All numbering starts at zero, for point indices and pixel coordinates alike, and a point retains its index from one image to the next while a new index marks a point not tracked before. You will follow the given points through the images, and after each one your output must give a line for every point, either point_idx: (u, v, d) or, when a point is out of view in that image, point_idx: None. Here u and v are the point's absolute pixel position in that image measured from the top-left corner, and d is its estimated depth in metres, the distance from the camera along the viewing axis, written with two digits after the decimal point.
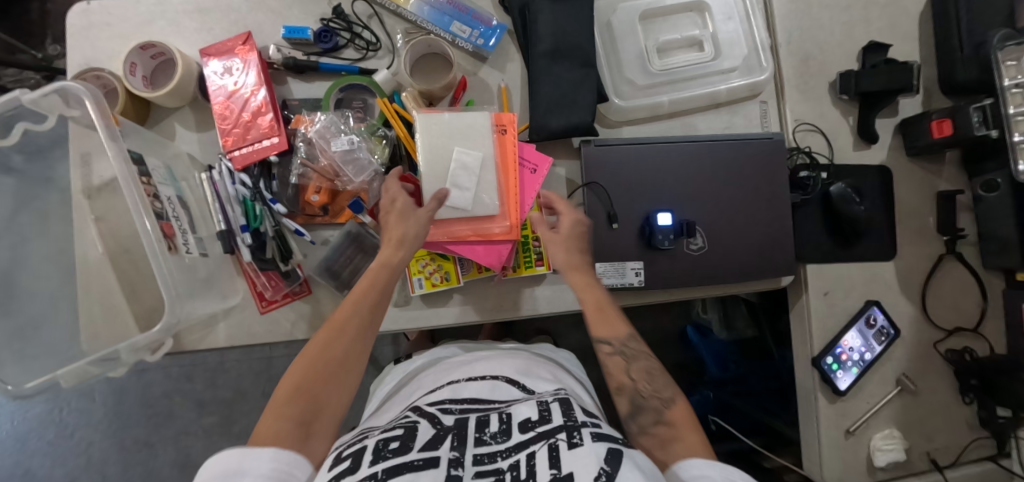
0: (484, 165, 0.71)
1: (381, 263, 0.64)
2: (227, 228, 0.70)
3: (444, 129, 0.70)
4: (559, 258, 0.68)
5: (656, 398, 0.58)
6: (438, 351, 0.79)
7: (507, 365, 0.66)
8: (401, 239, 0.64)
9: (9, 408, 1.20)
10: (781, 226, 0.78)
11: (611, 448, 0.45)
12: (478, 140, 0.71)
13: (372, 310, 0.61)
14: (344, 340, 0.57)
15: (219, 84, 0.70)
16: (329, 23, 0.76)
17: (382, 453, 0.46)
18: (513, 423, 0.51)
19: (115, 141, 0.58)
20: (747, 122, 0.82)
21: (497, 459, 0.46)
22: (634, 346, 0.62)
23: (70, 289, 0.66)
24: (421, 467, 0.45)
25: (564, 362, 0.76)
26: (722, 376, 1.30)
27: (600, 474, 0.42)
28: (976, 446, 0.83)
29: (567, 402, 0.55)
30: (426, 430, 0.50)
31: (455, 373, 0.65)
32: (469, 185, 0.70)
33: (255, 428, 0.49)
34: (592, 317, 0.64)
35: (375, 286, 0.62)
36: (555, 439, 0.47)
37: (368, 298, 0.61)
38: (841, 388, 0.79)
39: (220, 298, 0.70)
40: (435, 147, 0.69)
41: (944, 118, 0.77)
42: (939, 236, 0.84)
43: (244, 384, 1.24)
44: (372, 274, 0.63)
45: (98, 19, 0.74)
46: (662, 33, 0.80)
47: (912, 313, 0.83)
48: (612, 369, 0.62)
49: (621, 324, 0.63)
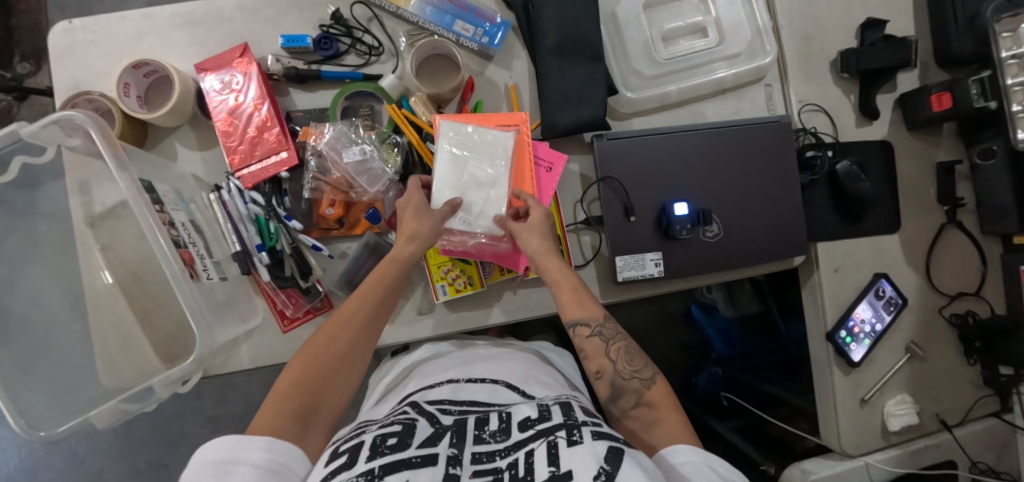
0: (494, 182, 0.69)
1: (390, 259, 0.65)
2: (242, 249, 0.68)
3: (462, 139, 0.69)
4: (539, 245, 0.66)
5: (637, 378, 0.61)
6: (437, 342, 0.75)
7: (512, 369, 0.65)
8: (413, 234, 0.64)
9: (13, 441, 1.17)
10: (792, 207, 0.79)
11: (612, 446, 0.43)
12: (495, 154, 0.69)
13: (378, 306, 0.62)
14: (347, 336, 0.59)
15: (220, 99, 0.68)
16: (328, 29, 0.74)
17: (380, 449, 0.44)
18: (513, 422, 0.49)
19: (124, 170, 0.56)
20: (753, 106, 0.83)
21: (495, 458, 0.45)
22: (611, 327, 0.64)
23: (81, 323, 0.63)
24: (419, 464, 0.42)
25: (553, 356, 0.77)
26: (729, 353, 1.30)
27: (600, 473, 0.40)
28: (981, 404, 0.87)
29: (568, 404, 0.53)
30: (423, 429, 0.48)
31: (451, 370, 0.64)
32: (476, 199, 0.69)
33: (256, 417, 0.50)
34: (564, 295, 0.65)
35: (381, 282, 0.63)
36: (554, 436, 0.45)
37: (373, 294, 0.62)
38: (856, 360, 0.81)
39: (241, 320, 0.68)
40: (451, 153, 0.69)
41: (943, 91, 0.79)
42: (940, 206, 0.87)
43: (255, 398, 1.22)
44: (381, 269, 0.64)
45: (82, 38, 0.70)
46: (666, 22, 0.80)
47: (918, 283, 0.86)
48: (588, 352, 0.64)
49: (594, 308, 0.65)
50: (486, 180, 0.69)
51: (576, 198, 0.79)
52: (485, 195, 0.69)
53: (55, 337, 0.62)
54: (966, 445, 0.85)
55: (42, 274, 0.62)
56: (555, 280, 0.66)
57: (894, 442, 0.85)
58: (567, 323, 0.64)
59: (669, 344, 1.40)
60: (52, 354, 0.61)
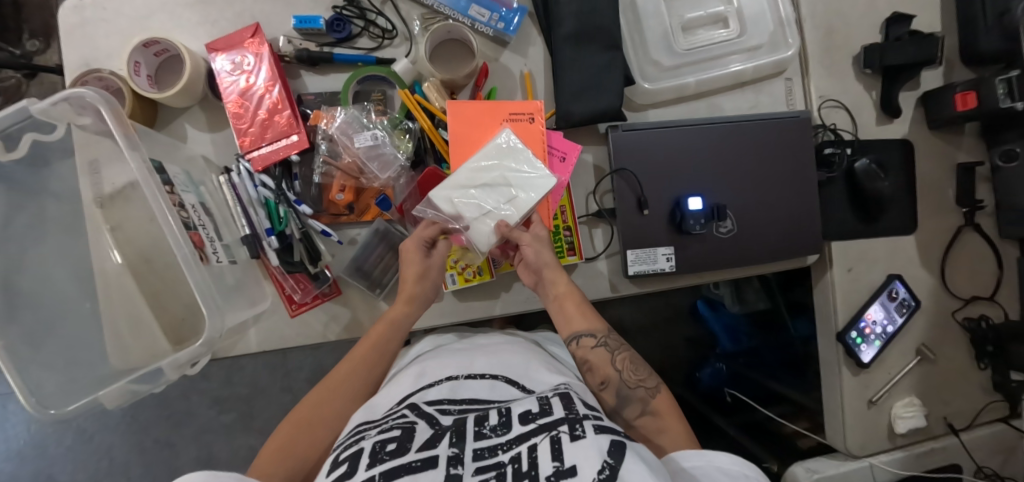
0: (509, 203, 0.66)
1: (387, 323, 0.65)
2: (251, 232, 0.67)
3: (509, 148, 0.67)
4: (548, 257, 0.67)
5: (642, 387, 0.61)
6: (441, 332, 0.75)
7: (510, 362, 0.64)
8: (412, 298, 0.66)
9: (21, 417, 1.18)
10: (807, 205, 0.78)
11: (614, 440, 0.43)
12: (527, 183, 0.66)
13: (374, 364, 0.63)
14: (339, 401, 0.59)
15: (231, 80, 0.67)
16: (341, 10, 0.72)
17: (379, 456, 0.44)
18: (513, 415, 0.50)
19: (135, 149, 0.55)
20: (772, 100, 0.82)
21: (498, 452, 0.45)
22: (614, 339, 0.65)
23: (91, 303, 0.63)
24: (420, 469, 0.42)
25: (550, 346, 0.77)
26: (734, 349, 1.32)
27: (604, 467, 0.39)
28: (990, 409, 0.86)
29: (568, 396, 0.53)
30: (423, 430, 0.48)
31: (450, 365, 0.62)
32: (479, 208, 0.65)
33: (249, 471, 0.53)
34: (569, 308, 0.66)
35: (378, 342, 0.64)
36: (557, 431, 0.45)
37: (371, 354, 0.63)
38: (865, 361, 0.80)
39: (250, 304, 0.68)
40: (496, 154, 0.66)
41: (969, 90, 0.77)
42: (958, 208, 0.85)
43: (263, 381, 1.23)
44: (383, 328, 0.65)
45: (92, 14, 0.69)
46: (686, 11, 0.78)
47: (932, 284, 0.85)
48: (594, 363, 0.63)
49: (595, 321, 0.65)
50: (501, 198, 0.66)
51: (589, 190, 0.78)
52: (492, 207, 0.65)
53: (62, 317, 0.62)
54: (972, 449, 0.85)
55: (52, 253, 0.62)
56: (560, 292, 0.67)
57: (900, 444, 0.84)
58: (572, 335, 0.65)
59: (674, 339, 1.40)
60: (60, 333, 0.61)
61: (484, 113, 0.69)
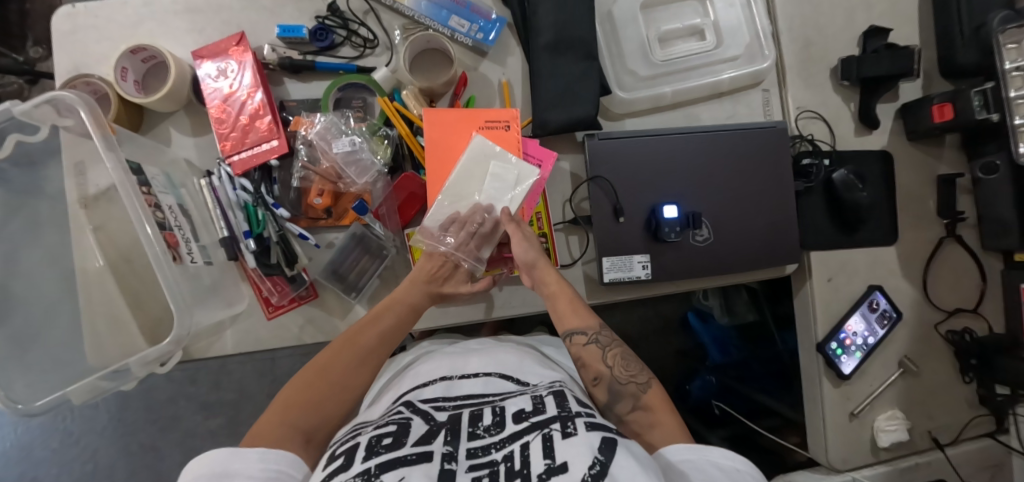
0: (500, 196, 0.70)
1: (408, 306, 0.67)
2: (229, 234, 0.68)
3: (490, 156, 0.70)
4: (536, 254, 0.69)
5: (633, 382, 0.60)
6: (432, 341, 0.77)
7: (503, 361, 0.65)
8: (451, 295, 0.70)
9: (9, 418, 1.19)
10: (784, 214, 0.78)
11: (605, 438, 0.44)
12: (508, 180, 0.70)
13: (388, 333, 0.64)
14: (344, 366, 0.60)
15: (214, 87, 0.69)
16: (324, 20, 0.75)
17: (376, 449, 0.45)
18: (507, 414, 0.50)
19: (112, 150, 0.56)
20: (750, 111, 0.83)
21: (491, 451, 0.46)
22: (606, 335, 0.66)
23: (68, 302, 0.64)
24: (416, 462, 0.43)
25: (545, 347, 0.78)
26: (723, 361, 1.27)
27: (595, 463, 0.41)
28: (976, 423, 0.85)
29: (561, 394, 0.54)
30: (418, 426, 0.49)
31: (443, 367, 0.63)
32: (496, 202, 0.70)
33: (265, 414, 0.53)
34: (560, 305, 0.67)
35: (389, 312, 0.66)
36: (549, 429, 0.46)
37: (384, 320, 0.65)
38: (845, 372, 0.80)
39: (225, 305, 0.69)
40: (474, 164, 0.70)
41: (945, 102, 0.77)
42: (938, 220, 0.85)
43: (249, 386, 1.23)
44: (395, 311, 0.66)
45: (85, 22, 0.72)
46: (663, 23, 0.80)
47: (914, 295, 0.84)
48: (585, 360, 0.64)
49: (587, 314, 0.67)
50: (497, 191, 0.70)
51: (566, 197, 0.78)
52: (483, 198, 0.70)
53: (39, 316, 0.62)
54: (959, 464, 0.84)
55: (37, 252, 0.63)
56: (552, 289, 0.68)
57: (884, 458, 0.83)
58: (566, 332, 0.66)
59: (664, 350, 1.39)
60: (37, 331, 0.62)
61: (461, 119, 0.71)
